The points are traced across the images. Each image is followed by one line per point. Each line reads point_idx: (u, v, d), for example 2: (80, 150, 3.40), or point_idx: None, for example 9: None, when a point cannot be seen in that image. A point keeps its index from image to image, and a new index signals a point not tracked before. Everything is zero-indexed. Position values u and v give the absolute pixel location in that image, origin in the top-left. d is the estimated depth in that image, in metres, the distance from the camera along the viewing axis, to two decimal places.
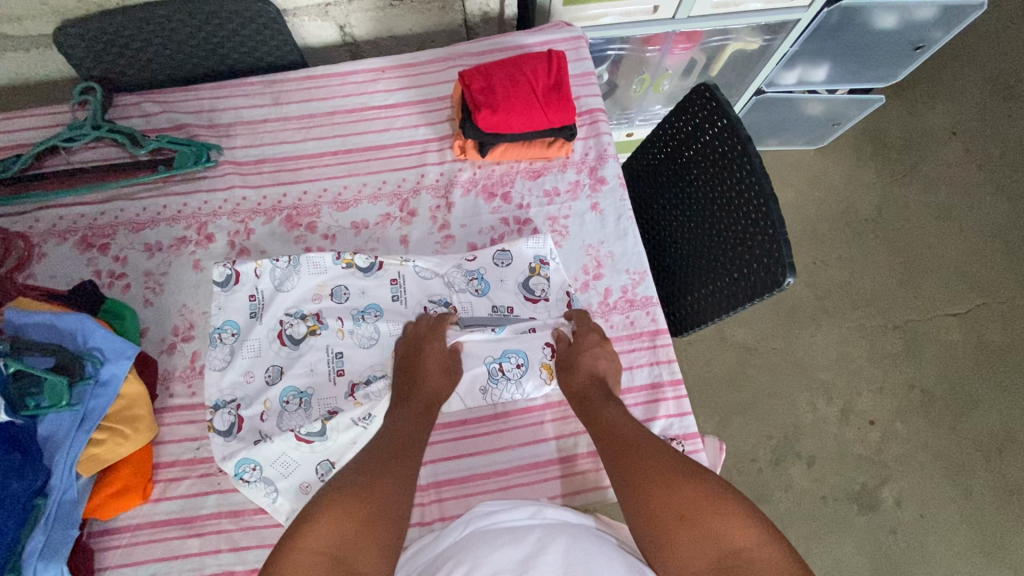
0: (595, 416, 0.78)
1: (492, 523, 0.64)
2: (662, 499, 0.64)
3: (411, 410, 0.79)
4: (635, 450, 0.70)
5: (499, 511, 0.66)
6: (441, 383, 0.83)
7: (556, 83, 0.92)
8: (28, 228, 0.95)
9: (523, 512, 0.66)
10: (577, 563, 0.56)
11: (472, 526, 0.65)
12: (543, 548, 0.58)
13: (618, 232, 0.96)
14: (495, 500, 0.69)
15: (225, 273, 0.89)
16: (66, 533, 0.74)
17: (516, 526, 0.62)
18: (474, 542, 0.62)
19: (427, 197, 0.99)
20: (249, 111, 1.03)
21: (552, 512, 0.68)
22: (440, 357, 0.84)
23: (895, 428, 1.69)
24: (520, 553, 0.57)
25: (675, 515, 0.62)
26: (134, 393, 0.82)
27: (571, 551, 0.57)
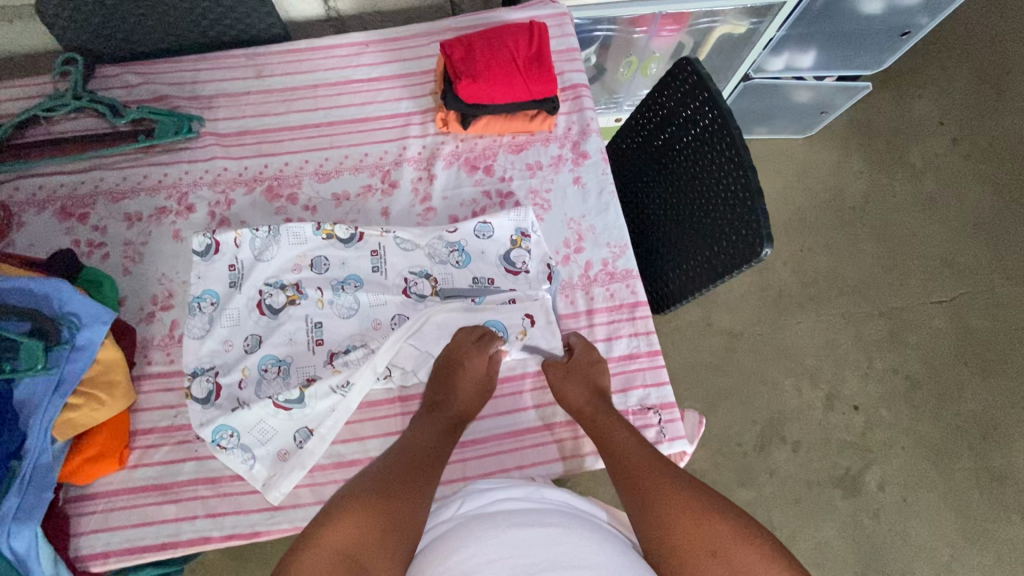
0: (605, 435, 0.78)
1: (497, 504, 0.66)
2: (686, 530, 0.62)
3: (435, 428, 0.80)
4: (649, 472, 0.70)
5: (503, 494, 0.68)
6: (471, 402, 0.84)
7: (538, 53, 0.92)
8: (8, 198, 0.94)
9: (525, 494, 0.68)
10: (581, 548, 0.58)
11: (476, 506, 0.66)
12: (548, 531, 0.59)
13: (600, 206, 0.96)
14: (496, 484, 0.71)
15: (205, 242, 0.89)
16: (41, 495, 0.74)
17: (520, 509, 0.64)
18: (479, 520, 0.63)
19: (409, 169, 0.99)
20: (231, 83, 1.03)
21: (552, 494, 0.70)
22: (472, 379, 0.84)
23: (879, 413, 1.71)
24: (527, 534, 0.58)
25: (703, 550, 0.60)
26: (111, 359, 0.83)
27: (572, 537, 0.59)
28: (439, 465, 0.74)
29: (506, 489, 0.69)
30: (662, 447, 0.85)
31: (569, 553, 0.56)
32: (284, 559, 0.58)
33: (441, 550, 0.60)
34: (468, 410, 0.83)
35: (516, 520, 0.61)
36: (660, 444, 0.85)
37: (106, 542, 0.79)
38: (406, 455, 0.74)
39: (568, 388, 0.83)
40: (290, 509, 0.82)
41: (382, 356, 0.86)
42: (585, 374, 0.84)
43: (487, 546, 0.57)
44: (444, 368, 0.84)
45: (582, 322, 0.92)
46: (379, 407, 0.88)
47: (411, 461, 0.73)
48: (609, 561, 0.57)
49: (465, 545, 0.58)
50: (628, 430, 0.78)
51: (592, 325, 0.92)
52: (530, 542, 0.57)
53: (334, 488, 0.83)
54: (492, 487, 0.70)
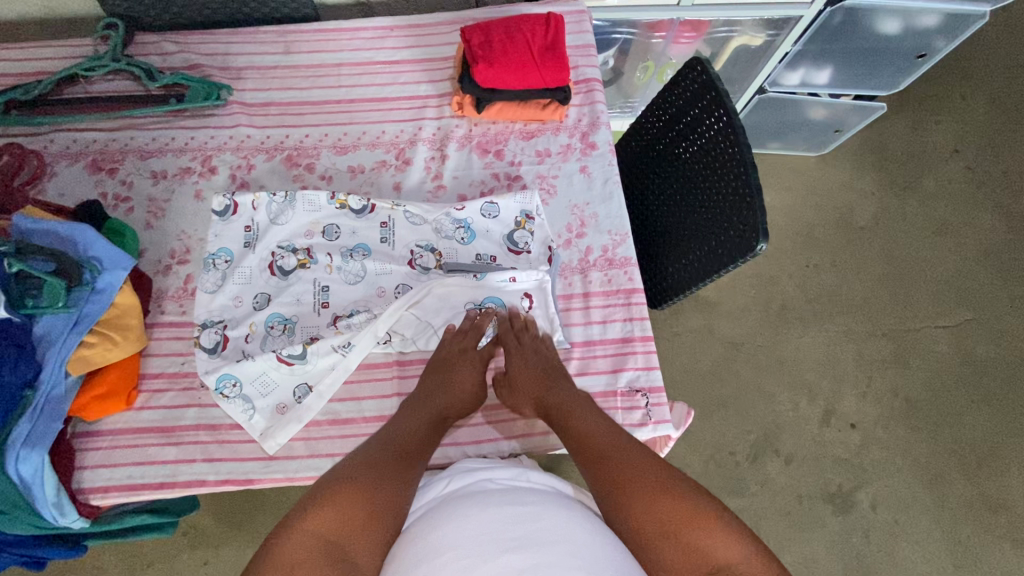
0: (570, 429, 0.78)
1: (478, 485, 0.68)
2: (646, 512, 0.64)
3: (422, 416, 0.81)
4: (609, 460, 0.71)
5: (486, 475, 0.71)
6: (465, 402, 0.85)
7: (552, 43, 0.95)
8: (43, 148, 0.99)
9: (508, 475, 0.71)
10: (562, 524, 0.60)
11: (460, 486, 0.69)
12: (530, 508, 0.62)
13: (604, 195, 0.99)
14: (482, 464, 0.75)
15: (224, 203, 0.94)
16: (51, 425, 0.78)
17: (503, 488, 0.67)
18: (460, 499, 0.66)
19: (423, 148, 1.03)
20: (261, 57, 1.08)
21: (537, 476, 0.73)
22: (476, 370, 0.86)
23: (875, 433, 1.71)
24: (508, 511, 0.61)
25: (659, 531, 0.63)
26: (127, 304, 0.87)
27: (554, 513, 0.61)
28: (423, 453, 0.76)
29: (489, 469, 0.72)
30: (647, 429, 0.87)
31: (549, 528, 0.58)
32: (265, 545, 0.61)
33: (422, 528, 0.63)
34: (461, 406, 0.84)
35: (497, 499, 0.64)
36: (646, 426, 0.87)
37: (108, 478, 0.83)
38: (394, 443, 0.75)
39: (519, 394, 0.84)
40: (284, 460, 0.85)
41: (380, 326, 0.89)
42: (540, 384, 0.83)
43: (465, 523, 0.59)
44: (443, 360, 0.87)
45: (579, 305, 0.95)
46: (376, 370, 0.91)
47: (396, 449, 0.74)
48: (590, 537, 0.59)
49: (446, 521, 0.61)
50: (597, 413, 0.79)
51: (588, 308, 0.94)
52: (510, 518, 0.60)
53: (328, 443, 0.86)
54: (476, 468, 0.73)
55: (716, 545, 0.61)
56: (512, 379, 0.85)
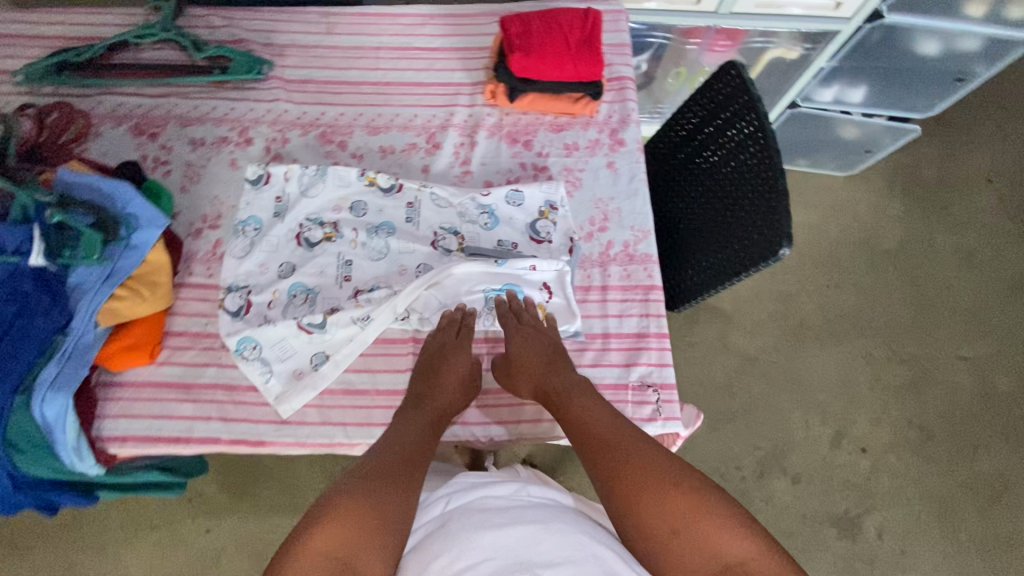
0: (568, 414, 0.78)
1: (481, 504, 0.68)
2: (653, 508, 0.64)
3: (421, 418, 0.81)
4: (612, 448, 0.71)
5: (485, 491, 0.71)
6: (454, 399, 0.85)
7: (589, 37, 0.96)
8: (91, 109, 1.03)
9: (507, 492, 0.71)
10: (563, 543, 0.61)
11: (461, 504, 0.69)
12: (530, 528, 0.62)
13: (629, 191, 1.00)
14: (480, 480, 0.74)
15: (258, 173, 0.97)
16: (76, 370, 0.81)
17: (502, 508, 0.67)
18: (463, 517, 0.66)
19: (454, 134, 1.04)
20: (303, 36, 1.10)
21: (537, 488, 0.73)
22: (461, 367, 0.87)
23: (887, 460, 1.68)
24: (508, 536, 0.61)
25: (667, 530, 0.62)
26: (159, 262, 0.90)
27: (555, 531, 0.62)
28: (425, 458, 0.76)
29: (488, 486, 0.71)
30: (656, 424, 0.87)
31: (551, 550, 0.59)
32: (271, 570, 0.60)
33: (429, 551, 0.64)
34: (454, 404, 0.85)
35: (496, 520, 0.64)
36: (655, 421, 0.87)
37: (127, 428, 0.85)
38: (397, 449, 0.75)
39: (523, 372, 0.84)
40: (295, 426, 0.86)
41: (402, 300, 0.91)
42: (542, 365, 0.84)
43: (467, 551, 0.60)
44: (429, 358, 0.87)
45: (596, 297, 0.94)
46: (393, 345, 0.92)
47: (398, 455, 0.74)
48: (594, 555, 0.60)
49: (450, 547, 0.62)
50: (598, 401, 0.79)
51: (605, 300, 0.94)
52: (513, 543, 0.60)
53: (340, 413, 0.87)
54: (477, 482, 0.73)
55: (726, 540, 0.61)
56: (511, 360, 0.86)
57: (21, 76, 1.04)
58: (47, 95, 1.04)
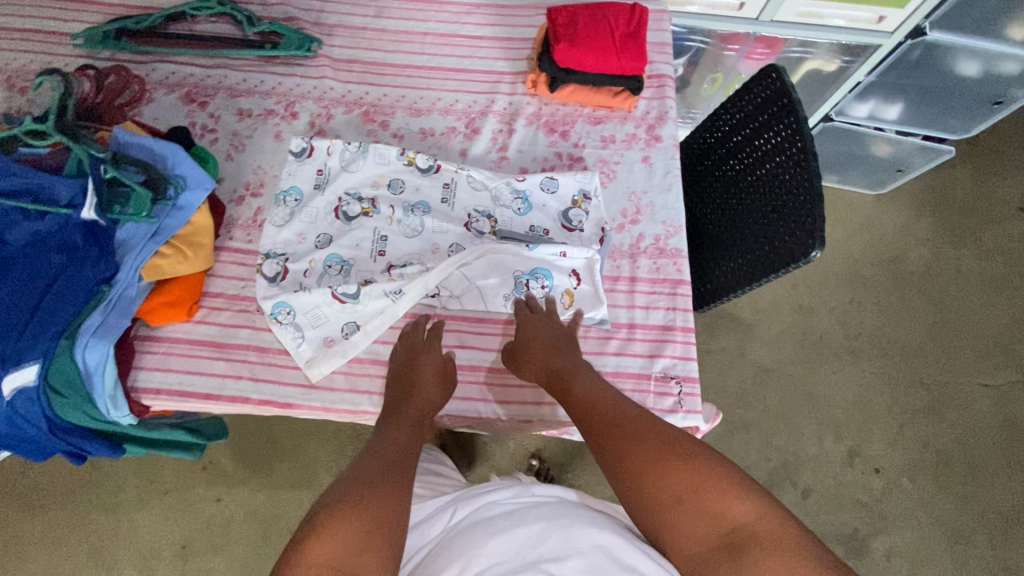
0: (571, 392, 0.78)
1: (486, 511, 0.70)
2: (657, 480, 0.64)
3: (402, 424, 0.78)
4: (618, 427, 0.71)
5: (491, 496, 0.72)
6: (434, 396, 0.84)
7: (635, 32, 0.98)
8: (146, 75, 1.06)
9: (512, 493, 0.72)
10: (571, 535, 0.62)
11: (468, 512, 0.71)
12: (535, 527, 0.64)
13: (663, 185, 1.01)
14: (487, 485, 0.76)
15: (302, 145, 1.00)
16: (119, 321, 0.85)
17: (507, 511, 0.68)
18: (470, 526, 0.68)
19: (493, 120, 1.06)
20: (352, 18, 1.13)
21: (541, 487, 0.74)
22: (437, 360, 0.87)
23: (900, 482, 1.66)
24: (514, 540, 0.63)
25: (672, 498, 0.63)
26: (202, 224, 0.92)
27: (562, 525, 0.64)
28: (411, 457, 0.73)
29: (491, 492, 0.73)
30: (677, 416, 0.87)
31: (558, 546, 0.61)
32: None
33: (439, 561, 0.65)
34: (436, 402, 0.84)
35: (502, 524, 0.66)
36: (676, 414, 0.87)
37: (161, 380, 0.88)
38: (382, 453, 0.72)
39: (525, 356, 0.86)
40: (323, 391, 0.89)
41: (432, 278, 0.92)
42: (546, 350, 0.84)
43: (476, 560, 0.62)
44: (403, 364, 0.87)
45: (624, 287, 0.95)
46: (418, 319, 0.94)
47: (387, 459, 0.71)
48: (600, 545, 0.61)
49: (459, 557, 0.63)
50: (600, 379, 0.80)
51: (633, 291, 0.94)
52: (518, 547, 0.62)
53: (367, 381, 0.90)
54: (480, 491, 0.75)
55: (729, 506, 0.61)
56: (522, 347, 0.87)
57: (81, 39, 1.08)
58: (104, 59, 1.08)
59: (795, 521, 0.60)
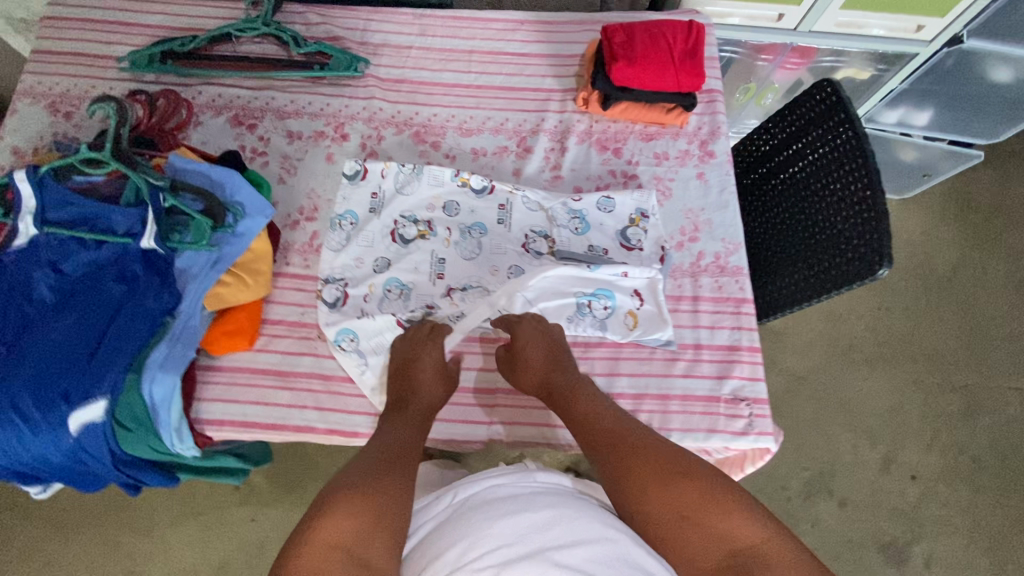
0: (571, 408, 0.80)
1: (489, 493, 0.67)
2: (660, 497, 0.65)
3: (406, 421, 0.80)
4: (618, 442, 0.73)
5: (491, 480, 0.69)
6: (436, 393, 0.85)
7: (693, 49, 0.96)
8: (192, 99, 1.05)
9: (514, 479, 0.69)
10: (577, 527, 0.60)
11: (468, 494, 0.68)
12: (541, 514, 0.61)
13: (720, 203, 1.00)
14: (489, 470, 0.73)
15: (356, 168, 0.99)
16: (184, 352, 0.84)
17: (510, 495, 0.65)
18: (471, 509, 0.65)
19: (545, 138, 1.05)
20: (397, 37, 1.12)
21: (542, 475, 0.72)
22: (436, 359, 0.86)
23: (936, 488, 1.65)
24: (520, 523, 0.60)
25: (676, 516, 0.64)
26: (261, 251, 0.91)
27: (567, 514, 0.62)
28: (414, 455, 0.74)
29: (492, 475, 0.70)
30: (748, 438, 0.86)
31: (562, 534, 0.59)
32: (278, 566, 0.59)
33: (437, 542, 0.63)
34: (433, 402, 0.84)
35: (505, 509, 0.63)
36: (747, 435, 0.87)
37: (224, 412, 0.87)
38: (385, 453, 0.73)
39: (529, 368, 0.85)
40: None
41: (485, 308, 0.93)
42: (546, 365, 0.85)
43: (479, 541, 0.58)
44: (402, 363, 0.86)
45: (687, 307, 0.94)
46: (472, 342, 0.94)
47: (391, 459, 0.72)
48: (604, 537, 0.60)
49: (460, 538, 0.60)
50: (601, 394, 0.82)
51: (696, 311, 0.94)
52: (523, 531, 0.59)
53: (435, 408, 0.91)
54: (480, 474, 0.72)
55: (736, 528, 0.62)
56: (518, 360, 0.86)
57: (126, 63, 1.07)
58: (150, 83, 1.07)
59: (796, 541, 0.61)
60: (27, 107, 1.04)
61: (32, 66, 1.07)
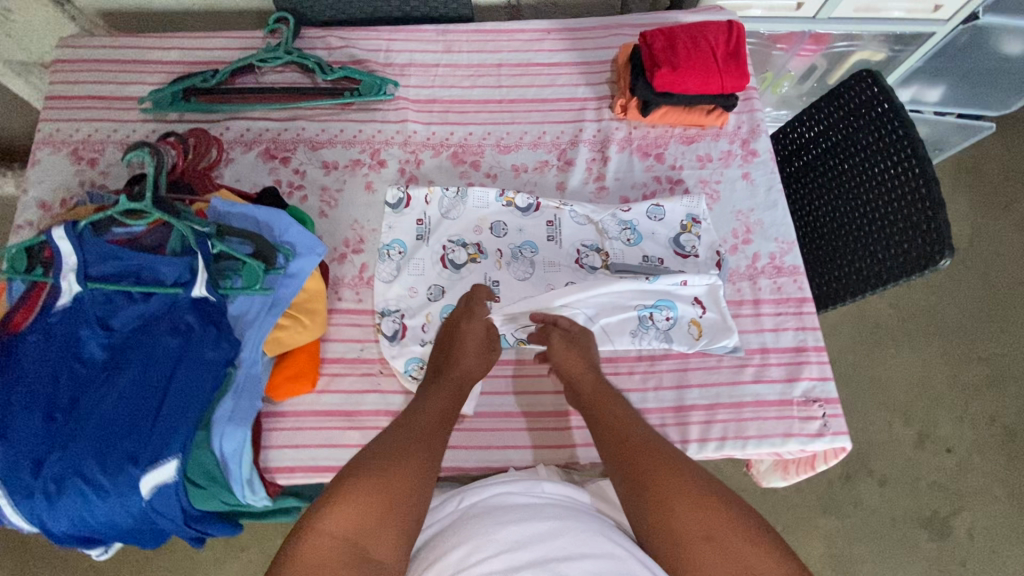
0: (607, 410, 0.76)
1: (501, 502, 0.68)
2: (681, 511, 0.62)
3: (439, 392, 0.79)
4: (647, 441, 0.70)
5: (502, 489, 0.70)
6: (475, 363, 0.84)
7: (735, 50, 0.95)
8: (220, 135, 1.02)
9: (523, 488, 0.71)
10: (580, 539, 0.60)
11: (479, 499, 0.69)
12: (549, 523, 0.61)
13: (769, 202, 0.99)
14: (495, 478, 0.75)
15: (398, 196, 0.97)
16: (251, 403, 0.83)
17: (518, 505, 0.66)
18: (478, 516, 0.65)
19: (585, 149, 1.03)
20: (421, 55, 1.09)
21: (551, 487, 0.73)
22: (478, 332, 0.85)
23: (972, 459, 1.66)
24: (525, 530, 0.60)
25: (699, 535, 0.60)
26: (315, 289, 0.90)
27: (575, 526, 0.62)
28: (442, 433, 0.72)
29: (506, 484, 0.72)
30: (825, 440, 0.86)
31: (568, 546, 0.58)
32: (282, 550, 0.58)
33: (441, 544, 0.63)
34: (473, 372, 0.83)
35: (513, 517, 0.63)
36: (823, 436, 0.86)
37: (293, 458, 0.85)
38: (414, 427, 0.71)
39: (575, 353, 0.84)
40: (464, 450, 0.89)
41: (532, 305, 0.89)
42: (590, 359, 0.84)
43: (483, 544, 0.59)
44: (448, 334, 0.86)
45: (749, 311, 0.94)
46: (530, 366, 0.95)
47: (419, 436, 0.70)
48: (606, 552, 0.59)
49: (466, 539, 0.61)
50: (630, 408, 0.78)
51: (759, 315, 0.93)
52: (529, 537, 0.59)
53: (505, 436, 0.90)
54: (492, 484, 0.73)
55: (756, 556, 0.58)
56: (569, 339, 0.86)
57: (148, 103, 1.03)
58: (174, 122, 1.04)
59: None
60: (48, 156, 1.00)
61: (48, 113, 1.04)
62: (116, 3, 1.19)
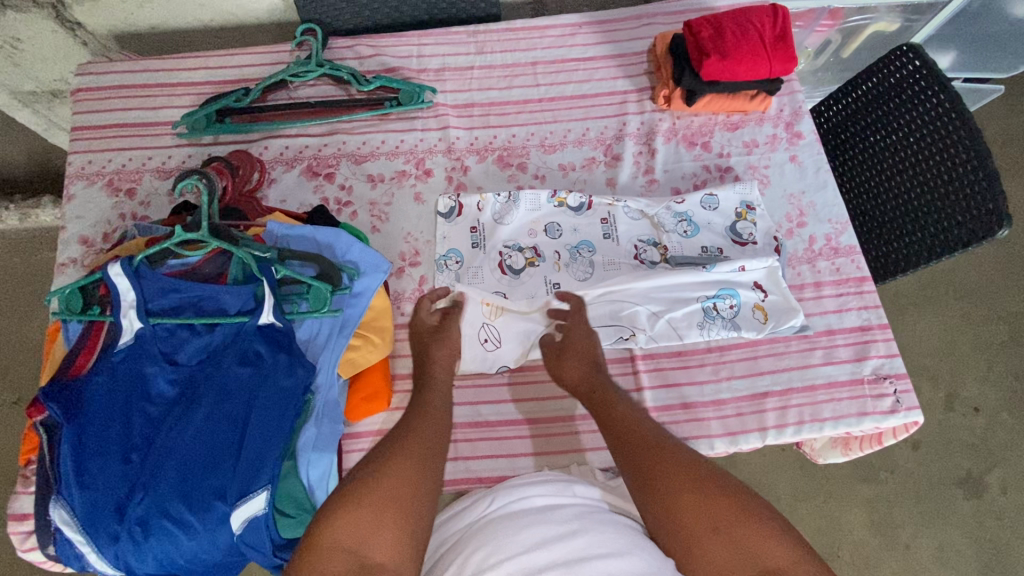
0: (608, 411, 0.74)
1: (522, 504, 0.66)
2: (688, 510, 0.60)
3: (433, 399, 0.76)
4: (649, 444, 0.68)
5: (531, 493, 0.68)
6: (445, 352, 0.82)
7: (782, 33, 0.94)
8: (260, 156, 1.00)
9: (556, 491, 0.68)
10: (600, 539, 0.59)
11: (499, 505, 0.67)
12: (567, 523, 0.61)
13: (819, 182, 1.00)
14: (525, 479, 0.72)
15: (450, 205, 0.96)
16: (334, 427, 0.83)
17: (543, 506, 0.65)
18: (500, 521, 0.64)
19: (631, 143, 1.03)
20: (454, 58, 1.07)
21: (581, 489, 0.70)
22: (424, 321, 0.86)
23: (1000, 417, 1.67)
24: (542, 532, 0.60)
25: (707, 528, 0.59)
26: (381, 307, 0.90)
27: (593, 526, 0.61)
28: (445, 441, 0.71)
29: (533, 486, 0.69)
30: (899, 416, 0.87)
31: (587, 544, 0.57)
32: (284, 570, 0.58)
33: (460, 552, 0.63)
34: (445, 360, 0.82)
35: (534, 519, 0.63)
36: (896, 413, 0.87)
37: None
38: (404, 438, 0.68)
39: (571, 366, 0.81)
40: (543, 457, 0.89)
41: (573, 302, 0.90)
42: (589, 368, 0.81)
43: (501, 546, 0.59)
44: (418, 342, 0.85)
45: (811, 293, 0.95)
46: None
47: (414, 441, 0.68)
48: (626, 550, 0.57)
49: (484, 542, 0.61)
50: (636, 405, 0.75)
51: (821, 297, 0.94)
52: (548, 540, 0.58)
53: (581, 438, 0.90)
54: (520, 486, 0.70)
55: (769, 547, 0.58)
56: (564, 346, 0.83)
57: (182, 128, 1.01)
58: (210, 145, 1.01)
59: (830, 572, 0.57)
60: (83, 190, 0.97)
61: (77, 144, 1.00)
62: (132, 26, 1.16)
